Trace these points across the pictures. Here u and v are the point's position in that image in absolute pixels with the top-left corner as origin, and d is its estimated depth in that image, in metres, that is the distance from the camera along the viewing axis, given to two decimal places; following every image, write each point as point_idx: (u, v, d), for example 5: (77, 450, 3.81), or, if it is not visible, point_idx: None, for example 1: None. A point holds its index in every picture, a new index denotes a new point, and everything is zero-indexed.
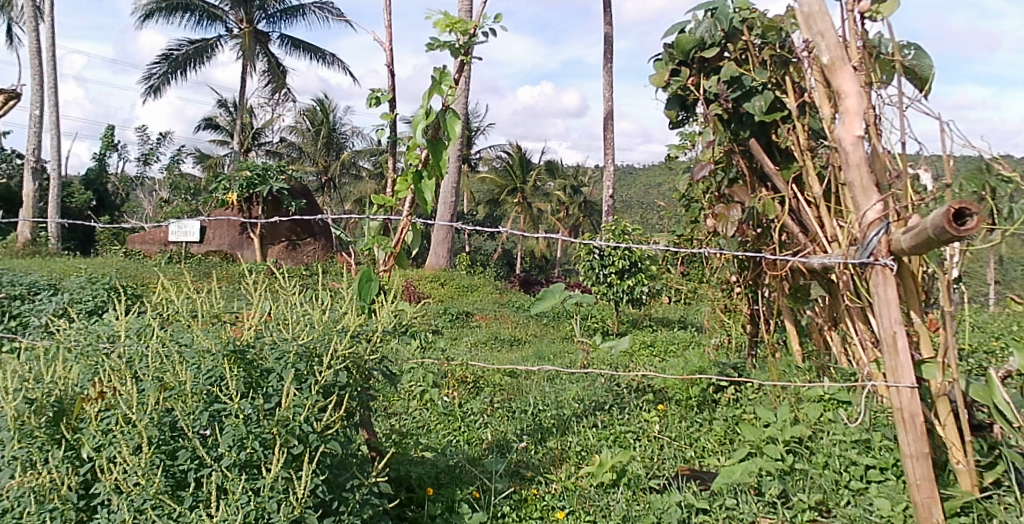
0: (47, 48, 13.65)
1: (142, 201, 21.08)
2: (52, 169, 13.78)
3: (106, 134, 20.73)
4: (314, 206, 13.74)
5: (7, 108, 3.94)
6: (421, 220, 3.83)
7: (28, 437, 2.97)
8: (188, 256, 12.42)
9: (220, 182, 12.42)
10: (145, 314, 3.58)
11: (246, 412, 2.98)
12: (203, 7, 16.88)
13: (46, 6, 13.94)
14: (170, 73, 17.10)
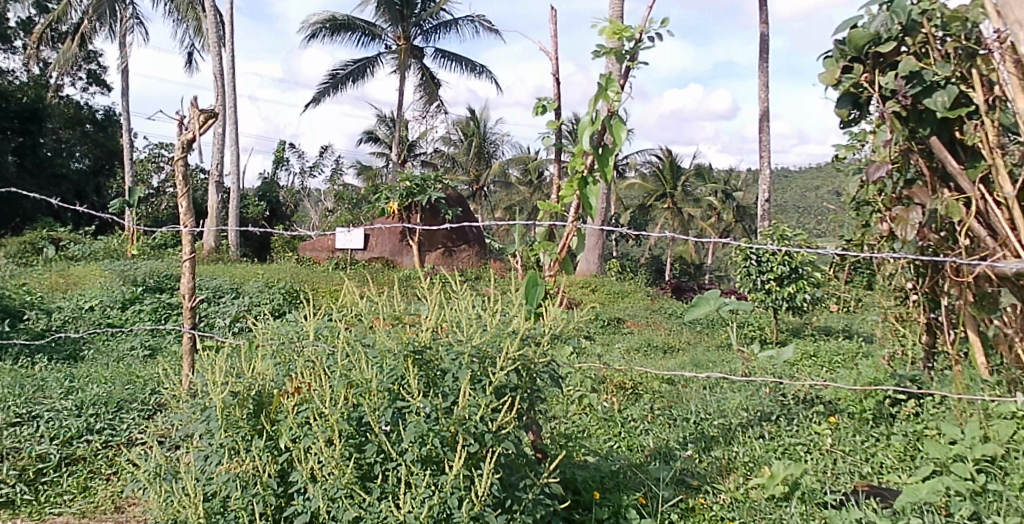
0: (228, 70, 14.71)
1: (309, 211, 22.32)
2: (232, 182, 14.85)
3: (276, 149, 22.11)
4: (469, 215, 14.15)
5: (207, 126, 4.18)
6: (587, 226, 3.84)
7: (233, 427, 3.25)
8: (353, 262, 13.09)
9: (381, 192, 13.01)
10: (331, 315, 3.80)
11: (426, 410, 3.14)
12: (364, 26, 17.78)
13: (227, 31, 15.05)
14: (332, 87, 18.02)
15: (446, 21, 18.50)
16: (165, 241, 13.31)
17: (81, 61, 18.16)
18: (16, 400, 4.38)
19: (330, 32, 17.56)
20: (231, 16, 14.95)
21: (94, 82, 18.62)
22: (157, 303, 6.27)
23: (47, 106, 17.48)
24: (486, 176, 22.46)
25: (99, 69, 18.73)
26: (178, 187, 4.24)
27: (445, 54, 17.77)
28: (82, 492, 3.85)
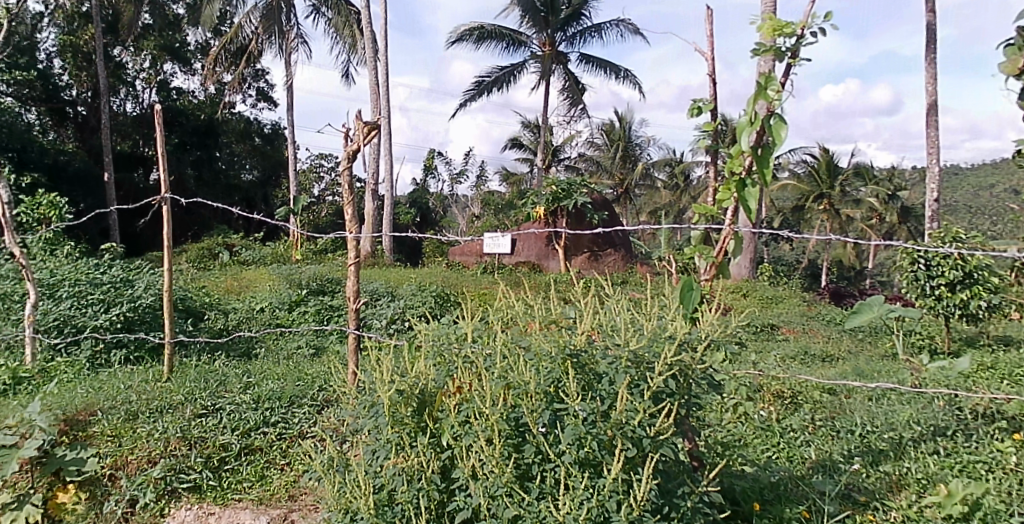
0: (382, 82, 15.40)
1: (457, 216, 22.95)
2: (386, 189, 15.51)
3: (426, 157, 22.88)
4: (614, 219, 14.13)
5: (371, 137, 4.40)
6: (745, 228, 3.73)
7: (400, 423, 3.40)
8: (500, 266, 13.36)
9: (528, 197, 13.21)
10: (488, 317, 3.89)
11: (584, 413, 3.16)
12: (509, 34, 18.13)
13: (381, 45, 15.74)
14: (479, 95, 18.48)
15: (590, 26, 18.54)
16: (326, 246, 14.11)
17: (251, 79, 19.58)
18: (202, 393, 4.74)
19: (477, 41, 18.01)
20: (385, 30, 15.61)
21: (261, 98, 19.99)
22: (320, 306, 6.65)
23: (222, 122, 18.95)
24: (631, 179, 22.20)
25: (267, 86, 20.10)
26: (344, 195, 4.45)
27: (589, 59, 17.80)
28: (259, 480, 4.17)
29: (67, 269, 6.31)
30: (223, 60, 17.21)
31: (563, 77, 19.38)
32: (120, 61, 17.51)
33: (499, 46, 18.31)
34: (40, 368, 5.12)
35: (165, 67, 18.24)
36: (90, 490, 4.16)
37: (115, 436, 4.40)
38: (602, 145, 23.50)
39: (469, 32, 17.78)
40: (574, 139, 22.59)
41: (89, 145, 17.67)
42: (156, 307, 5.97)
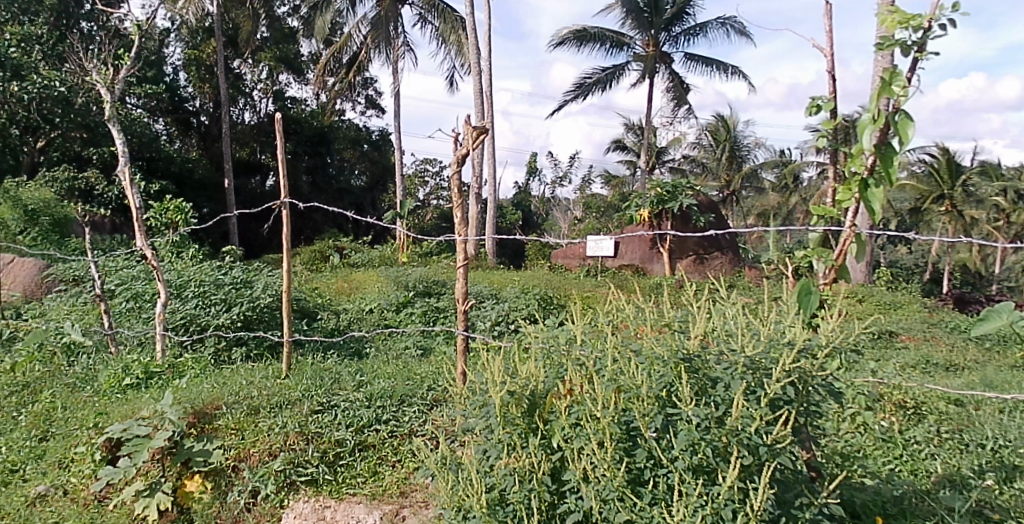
0: (487, 87, 15.59)
1: (558, 219, 23.01)
2: (489, 192, 15.69)
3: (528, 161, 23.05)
4: (721, 222, 13.85)
5: (480, 142, 4.46)
6: (867, 230, 3.60)
7: (511, 424, 3.43)
8: (603, 269, 13.34)
9: (632, 200, 13.14)
10: (597, 320, 3.88)
11: (698, 419, 3.12)
12: (612, 35, 18.03)
13: (486, 50, 15.95)
14: (581, 96, 18.47)
15: (695, 26, 18.24)
16: (431, 249, 14.40)
17: (360, 87, 20.23)
18: (318, 390, 4.91)
19: (580, 43, 18.01)
20: (489, 36, 15.81)
21: (370, 105, 20.61)
22: (426, 307, 6.79)
23: (333, 129, 19.64)
24: (737, 181, 21.66)
25: (375, 94, 20.71)
26: (454, 199, 4.52)
27: (694, 59, 17.49)
28: (372, 476, 4.30)
29: (193, 270, 6.68)
30: (334, 69, 17.83)
31: (667, 77, 19.14)
32: (239, 73, 18.42)
33: (602, 48, 18.24)
34: (170, 363, 5.41)
35: (281, 77, 19.06)
36: (215, 480, 4.40)
37: (238, 429, 4.62)
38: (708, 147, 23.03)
39: (572, 34, 17.80)
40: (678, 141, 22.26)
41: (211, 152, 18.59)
42: (273, 307, 6.25)
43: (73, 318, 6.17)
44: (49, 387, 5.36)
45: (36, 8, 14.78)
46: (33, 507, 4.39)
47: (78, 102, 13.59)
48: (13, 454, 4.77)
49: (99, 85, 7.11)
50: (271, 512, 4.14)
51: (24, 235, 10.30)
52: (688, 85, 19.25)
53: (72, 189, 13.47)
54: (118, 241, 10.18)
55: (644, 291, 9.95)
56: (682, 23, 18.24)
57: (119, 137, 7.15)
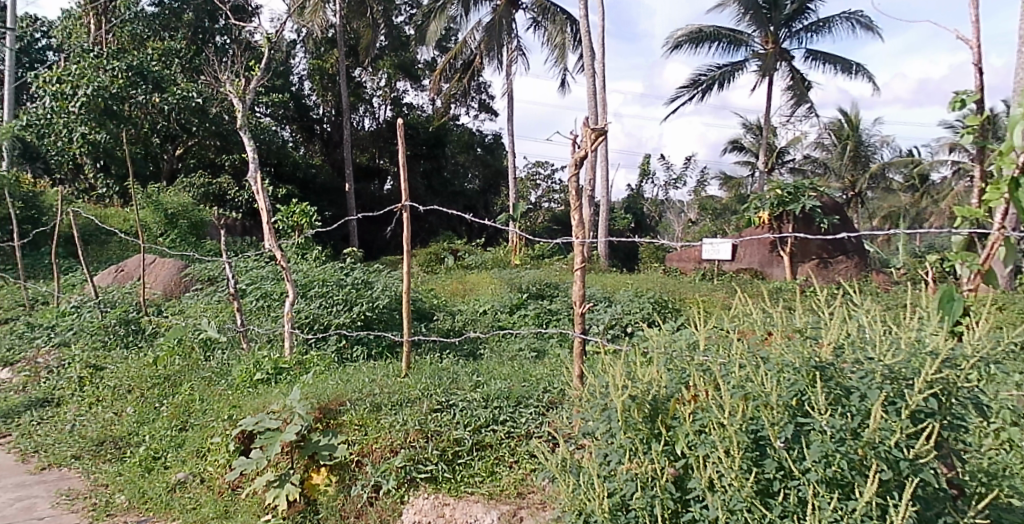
0: (600, 89, 15.53)
1: (673, 222, 22.65)
2: (601, 195, 15.62)
3: (641, 162, 22.82)
4: (846, 224, 13.30)
5: (598, 143, 4.43)
6: (1018, 232, 3.36)
7: (633, 429, 3.38)
8: (721, 272, 13.11)
9: (751, 202, 12.81)
10: (723, 326, 3.80)
11: (832, 430, 2.98)
12: (729, 33, 17.58)
13: (599, 52, 15.88)
14: (696, 96, 18.13)
15: (817, 21, 17.57)
16: (544, 252, 14.49)
17: (474, 92, 20.57)
18: (437, 389, 5.00)
19: (696, 43, 17.66)
20: (602, 38, 15.73)
21: (483, 109, 20.93)
22: (539, 309, 6.80)
23: (446, 133, 20.05)
24: (863, 182, 20.74)
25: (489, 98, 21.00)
26: (571, 202, 4.51)
27: (817, 55, 16.85)
28: (490, 476, 4.33)
29: (317, 271, 6.97)
30: (448, 75, 18.18)
31: (787, 75, 18.52)
32: (359, 81, 19.08)
33: (718, 47, 17.84)
34: (297, 360, 5.64)
35: (398, 84, 19.61)
36: (339, 474, 4.55)
37: (362, 425, 4.77)
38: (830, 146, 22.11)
39: (687, 34, 17.50)
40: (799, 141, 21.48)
41: (333, 158, 19.37)
42: (392, 308, 6.45)
43: (209, 315, 6.56)
44: (188, 380, 5.70)
45: (175, 25, 15.86)
46: (173, 493, 4.72)
47: (212, 111, 14.43)
48: (155, 442, 5.17)
49: (232, 94, 7.51)
50: (393, 507, 4.26)
51: (164, 237, 11.05)
52: (808, 82, 18.56)
53: (206, 195, 14.32)
54: (248, 242, 10.75)
55: (765, 296, 9.66)
56: (804, 18, 17.59)
57: (250, 144, 7.54)
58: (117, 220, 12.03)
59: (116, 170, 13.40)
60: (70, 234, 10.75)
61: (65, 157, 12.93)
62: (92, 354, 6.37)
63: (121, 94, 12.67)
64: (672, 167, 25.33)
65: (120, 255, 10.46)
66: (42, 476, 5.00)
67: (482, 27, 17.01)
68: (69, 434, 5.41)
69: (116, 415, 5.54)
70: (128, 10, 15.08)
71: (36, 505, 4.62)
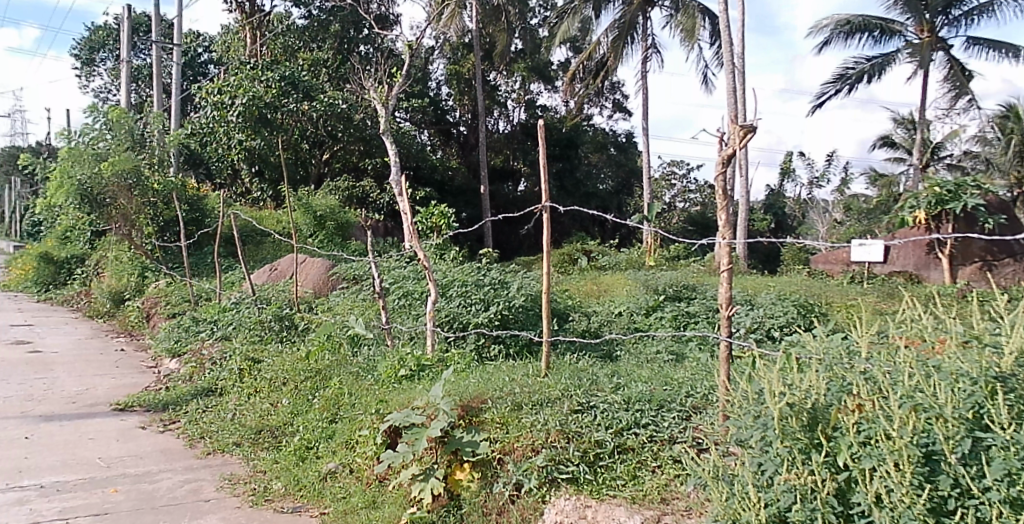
0: (739, 85, 15.11)
1: (816, 222, 21.70)
2: (742, 196, 15.18)
3: (782, 162, 22.00)
4: (1013, 224, 12.36)
5: (745, 140, 4.26)
6: None
7: (791, 438, 3.24)
8: (871, 275, 12.51)
9: (905, 201, 12.09)
10: (887, 333, 3.63)
11: (1018, 446, 2.77)
12: (880, 23, 16.66)
13: (739, 47, 15.46)
14: (843, 90, 17.29)
15: (979, 6, 16.37)
16: (679, 253, 14.28)
17: (608, 92, 20.50)
18: (577, 390, 4.99)
19: (843, 34, 16.86)
20: (742, 33, 15.30)
21: (617, 109, 20.84)
22: (676, 312, 6.69)
23: (580, 134, 20.08)
24: None
25: (621, 97, 20.89)
26: (717, 202, 4.40)
27: (978, 42, 15.70)
28: (632, 480, 4.27)
29: (455, 271, 7.13)
30: (583, 76, 18.20)
31: (944, 65, 17.36)
32: (494, 84, 19.44)
33: (868, 37, 16.95)
34: (438, 357, 5.79)
35: (533, 87, 19.82)
36: (482, 471, 4.63)
37: (503, 423, 4.82)
38: (992, 140, 20.57)
39: (835, 25, 16.72)
40: (957, 135, 20.10)
41: (469, 160, 19.84)
42: (527, 308, 6.51)
43: (356, 313, 6.85)
44: (337, 374, 5.97)
45: (323, 36, 16.50)
46: (325, 482, 4.96)
47: (357, 118, 15.02)
48: (309, 433, 5.45)
49: (376, 100, 7.85)
50: (534, 506, 4.28)
51: (313, 238, 11.64)
52: (969, 71, 17.32)
53: (350, 197, 14.96)
54: (391, 243, 11.18)
55: (926, 299, 9.10)
56: (964, 4, 16.43)
57: (392, 148, 7.82)
58: (271, 221, 12.74)
59: (269, 175, 14.25)
60: (230, 234, 11.53)
61: (225, 163, 14.22)
62: (251, 347, 6.79)
63: (274, 103, 13.54)
64: (813, 165, 24.26)
65: (273, 254, 11.12)
66: (208, 460, 5.36)
67: (617, 26, 16.90)
68: (231, 422, 5.79)
69: (272, 406, 5.88)
70: (280, 23, 16.14)
71: (202, 488, 4.94)
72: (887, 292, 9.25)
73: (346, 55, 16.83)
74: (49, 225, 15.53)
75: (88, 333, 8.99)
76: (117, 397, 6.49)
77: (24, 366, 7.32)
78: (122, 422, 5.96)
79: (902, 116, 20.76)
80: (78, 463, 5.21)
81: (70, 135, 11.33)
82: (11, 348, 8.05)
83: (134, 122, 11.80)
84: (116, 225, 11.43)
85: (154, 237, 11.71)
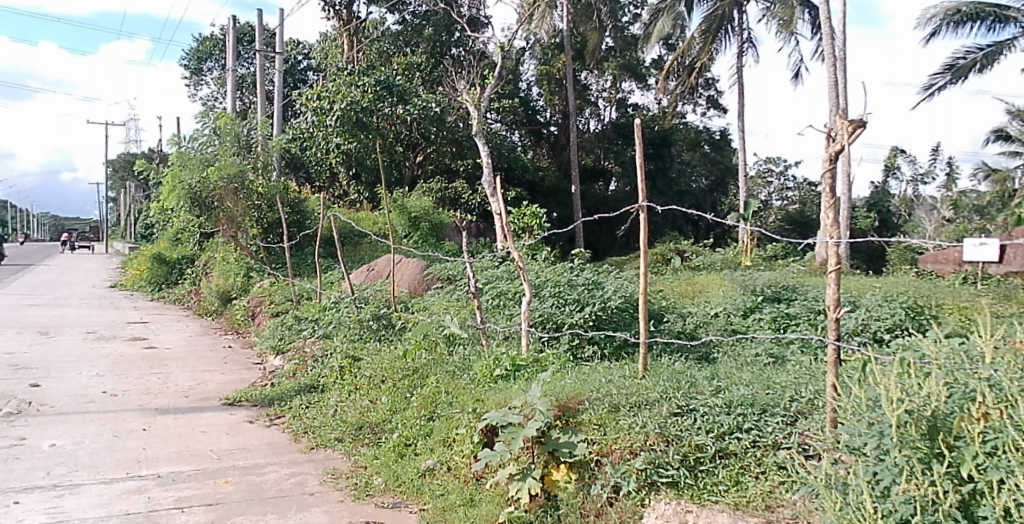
0: (841, 80, 14.59)
1: (922, 220, 20.77)
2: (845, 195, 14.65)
3: (886, 158, 21.12)
4: None
5: (855, 136, 4.09)
6: None
7: (909, 446, 3.10)
8: (985, 276, 11.93)
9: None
10: (1013, 339, 3.45)
11: None
12: (996, 11, 15.73)
13: (841, 40, 14.91)
14: (952, 82, 16.45)
15: None
16: (777, 253, 13.93)
17: (702, 88, 20.16)
18: (676, 393, 4.92)
19: (954, 22, 16.01)
20: (844, 25, 14.75)
21: (712, 106, 20.47)
22: (775, 313, 6.52)
23: (673, 132, 19.82)
24: None
25: (716, 94, 20.50)
26: (825, 201, 4.25)
27: None
28: (735, 485, 4.17)
29: (548, 271, 7.15)
30: (675, 73, 17.94)
31: None
32: (586, 84, 19.45)
33: (982, 25, 16.04)
34: (534, 358, 5.80)
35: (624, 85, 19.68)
36: (579, 472, 4.62)
37: (601, 425, 4.80)
38: None
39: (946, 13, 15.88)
40: None
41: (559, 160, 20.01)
42: (622, 308, 6.48)
43: (451, 313, 6.96)
44: (434, 372, 6.07)
45: (416, 40, 16.84)
46: (424, 479, 5.05)
47: (449, 120, 15.24)
48: (407, 430, 5.56)
49: (469, 103, 7.96)
50: (633, 510, 4.25)
51: (408, 239, 11.88)
52: None
53: (443, 198, 15.20)
54: (485, 244, 11.31)
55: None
56: None
57: (484, 149, 7.86)
58: (368, 222, 13.08)
59: (365, 178, 14.67)
60: (329, 235, 11.90)
61: (324, 166, 14.72)
62: (351, 345, 6.98)
63: (370, 107, 13.90)
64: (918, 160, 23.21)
65: (370, 254, 11.43)
66: (311, 454, 5.53)
67: (710, 18, 16.44)
68: (332, 418, 5.97)
69: (372, 403, 6.04)
70: (376, 29, 16.77)
71: (306, 481, 5.11)
72: (1004, 294, 8.78)
73: (439, 58, 17.09)
74: (161, 227, 16.39)
75: (199, 330, 9.44)
76: (226, 392, 6.79)
77: (142, 361, 7.74)
78: (231, 416, 6.22)
79: (1017, 107, 19.61)
80: (191, 454, 5.47)
81: (181, 141, 11.91)
82: (130, 344, 8.52)
83: (240, 128, 12.35)
84: (223, 227, 11.96)
85: (258, 238, 12.22)
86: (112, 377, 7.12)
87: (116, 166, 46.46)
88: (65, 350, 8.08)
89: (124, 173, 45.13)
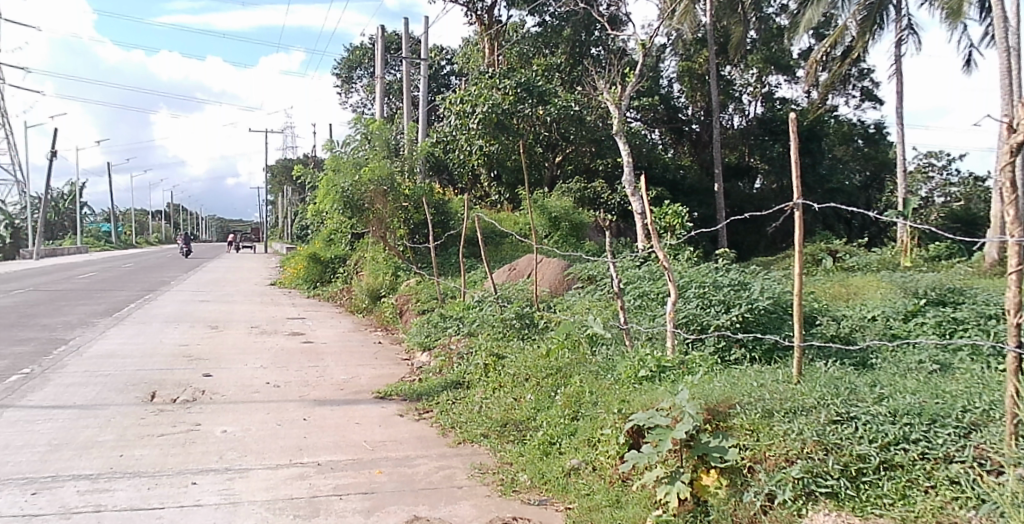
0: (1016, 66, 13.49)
1: None
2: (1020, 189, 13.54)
3: None
4: None
5: None
6: None
7: None
8: None
9: None
10: None
11: None
12: None
13: (1014, 22, 13.78)
14: None
15: None
16: (939, 253, 13.05)
17: (855, 79, 19.16)
18: (835, 399, 4.70)
19: None
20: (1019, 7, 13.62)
21: (867, 98, 19.45)
22: (941, 318, 6.13)
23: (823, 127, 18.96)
24: None
25: (870, 85, 19.44)
26: (1005, 196, 3.89)
27: None
28: (902, 499, 3.95)
29: (693, 272, 7.03)
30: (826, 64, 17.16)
31: None
32: (729, 78, 19.06)
33: None
34: (680, 360, 5.71)
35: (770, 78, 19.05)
36: (730, 478, 4.48)
37: (753, 430, 4.64)
38: None
39: None
40: None
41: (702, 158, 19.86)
42: (770, 310, 6.27)
43: (594, 313, 6.99)
44: (578, 372, 6.10)
45: (555, 41, 16.97)
46: (569, 477, 5.08)
47: (588, 120, 15.26)
48: (552, 429, 5.61)
49: (609, 102, 7.91)
50: (789, 518, 4.09)
51: (548, 239, 11.99)
52: None
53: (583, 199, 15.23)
54: (626, 244, 11.25)
55: None
56: None
57: (626, 148, 7.80)
58: (509, 222, 13.31)
59: (506, 179, 14.96)
60: (473, 235, 12.19)
61: (466, 169, 15.13)
62: (495, 343, 7.13)
63: (511, 109, 14.17)
64: None
65: (512, 254, 11.63)
66: (458, 448, 5.68)
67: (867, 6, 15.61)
68: (478, 414, 6.11)
69: (516, 401, 6.14)
70: (516, 32, 17.02)
71: (454, 475, 5.25)
72: None
73: (578, 58, 17.15)
74: (314, 228, 17.33)
75: (352, 326, 9.92)
76: (377, 385, 7.10)
77: (300, 354, 8.22)
78: (383, 409, 6.50)
79: None
80: (348, 444, 5.75)
81: (335, 146, 12.57)
82: (289, 338, 9.07)
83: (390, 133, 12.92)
84: (372, 228, 12.47)
85: (405, 238, 12.70)
86: (274, 369, 7.59)
87: (273, 171, 49.54)
88: (233, 343, 8.70)
89: (281, 178, 48.09)
